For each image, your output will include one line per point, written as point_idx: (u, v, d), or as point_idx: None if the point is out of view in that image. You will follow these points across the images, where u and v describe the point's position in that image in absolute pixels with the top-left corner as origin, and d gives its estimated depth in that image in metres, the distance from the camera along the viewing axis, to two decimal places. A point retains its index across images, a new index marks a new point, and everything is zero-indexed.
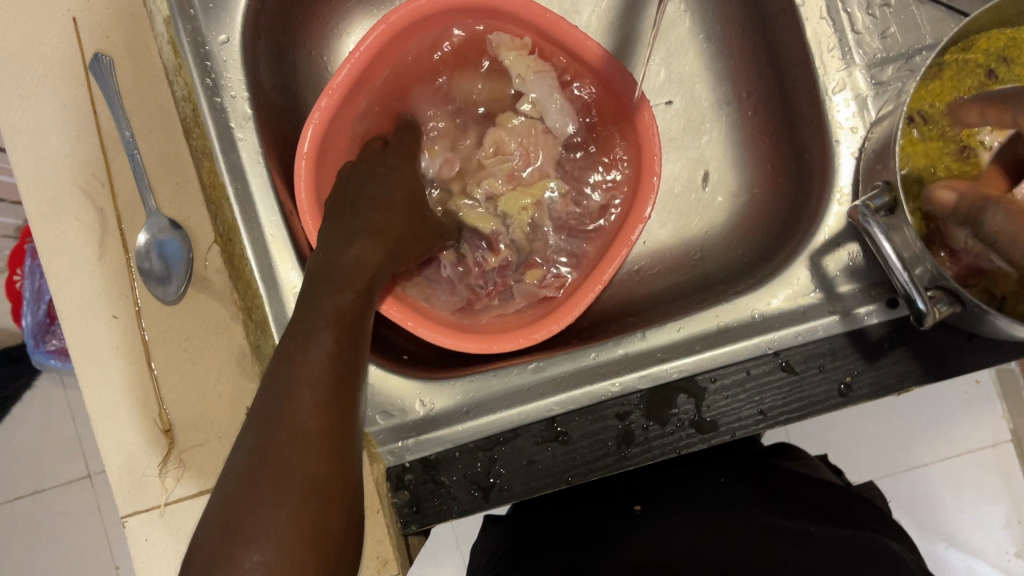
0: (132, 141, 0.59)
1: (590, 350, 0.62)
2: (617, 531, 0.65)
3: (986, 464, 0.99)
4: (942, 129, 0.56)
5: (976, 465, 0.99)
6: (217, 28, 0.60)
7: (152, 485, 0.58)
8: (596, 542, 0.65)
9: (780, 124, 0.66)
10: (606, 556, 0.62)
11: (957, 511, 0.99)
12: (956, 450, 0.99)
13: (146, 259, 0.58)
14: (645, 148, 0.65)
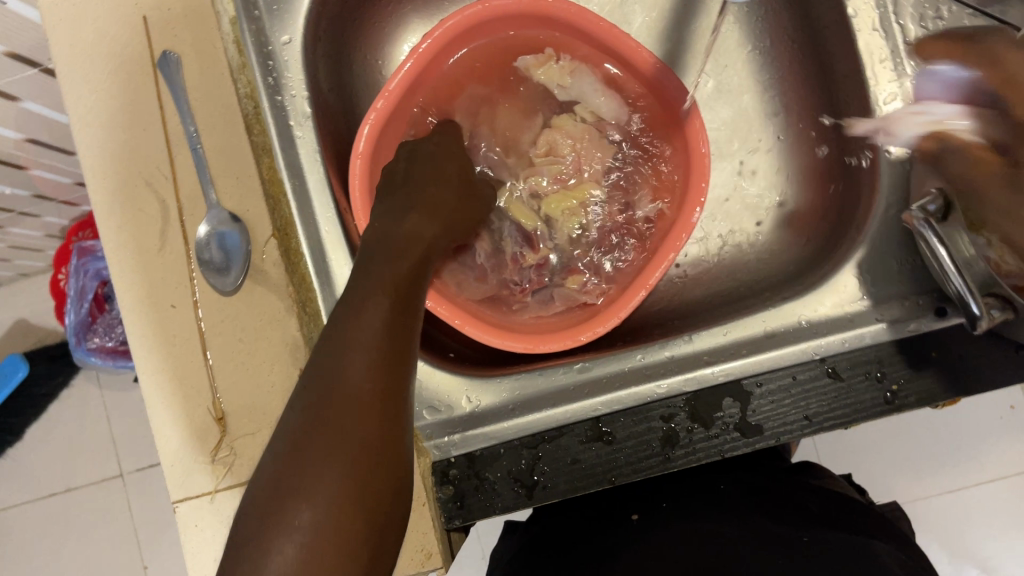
0: (195, 135, 0.61)
1: (636, 353, 0.62)
2: (618, 541, 0.68)
3: (997, 494, 1.07)
4: None
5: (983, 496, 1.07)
6: (281, 29, 0.63)
7: (206, 471, 0.60)
8: (595, 550, 0.67)
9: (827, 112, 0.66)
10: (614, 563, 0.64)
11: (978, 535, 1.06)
12: (958, 482, 1.07)
13: (205, 249, 0.60)
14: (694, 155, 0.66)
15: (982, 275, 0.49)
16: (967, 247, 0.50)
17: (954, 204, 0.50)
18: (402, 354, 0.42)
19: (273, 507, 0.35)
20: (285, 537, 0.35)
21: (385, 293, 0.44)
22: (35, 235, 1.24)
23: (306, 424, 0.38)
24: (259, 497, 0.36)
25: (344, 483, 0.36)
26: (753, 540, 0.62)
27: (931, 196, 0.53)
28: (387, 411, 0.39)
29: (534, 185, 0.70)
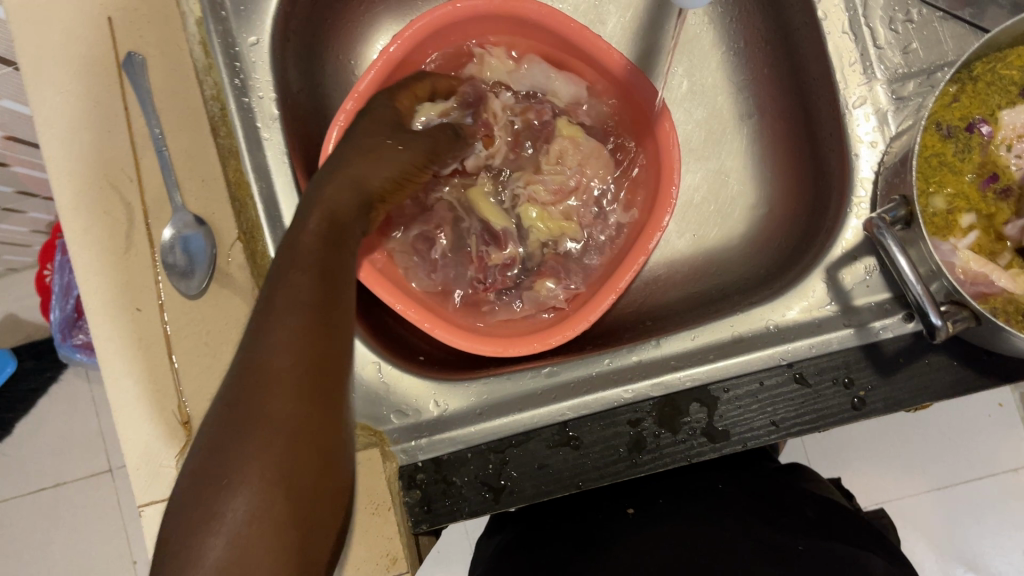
0: (160, 138, 0.61)
1: (604, 357, 0.62)
2: (612, 533, 0.70)
3: (982, 491, 1.06)
4: (974, 146, 0.55)
5: (969, 493, 1.06)
6: (247, 29, 0.62)
7: (171, 474, 0.60)
8: (587, 542, 0.69)
9: (797, 113, 0.66)
10: (606, 555, 0.66)
11: (965, 534, 1.05)
12: (944, 479, 1.07)
13: (170, 253, 0.60)
14: (665, 158, 0.65)
15: (947, 284, 0.49)
16: (929, 253, 0.50)
17: (916, 214, 0.50)
18: (316, 331, 0.44)
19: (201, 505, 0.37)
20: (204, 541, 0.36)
21: (304, 301, 0.44)
22: (19, 232, 1.23)
23: (218, 444, 0.39)
24: (185, 499, 0.38)
25: (262, 491, 0.37)
26: (743, 542, 0.64)
27: (893, 202, 0.51)
28: (311, 385, 0.41)
29: (534, 192, 0.68)
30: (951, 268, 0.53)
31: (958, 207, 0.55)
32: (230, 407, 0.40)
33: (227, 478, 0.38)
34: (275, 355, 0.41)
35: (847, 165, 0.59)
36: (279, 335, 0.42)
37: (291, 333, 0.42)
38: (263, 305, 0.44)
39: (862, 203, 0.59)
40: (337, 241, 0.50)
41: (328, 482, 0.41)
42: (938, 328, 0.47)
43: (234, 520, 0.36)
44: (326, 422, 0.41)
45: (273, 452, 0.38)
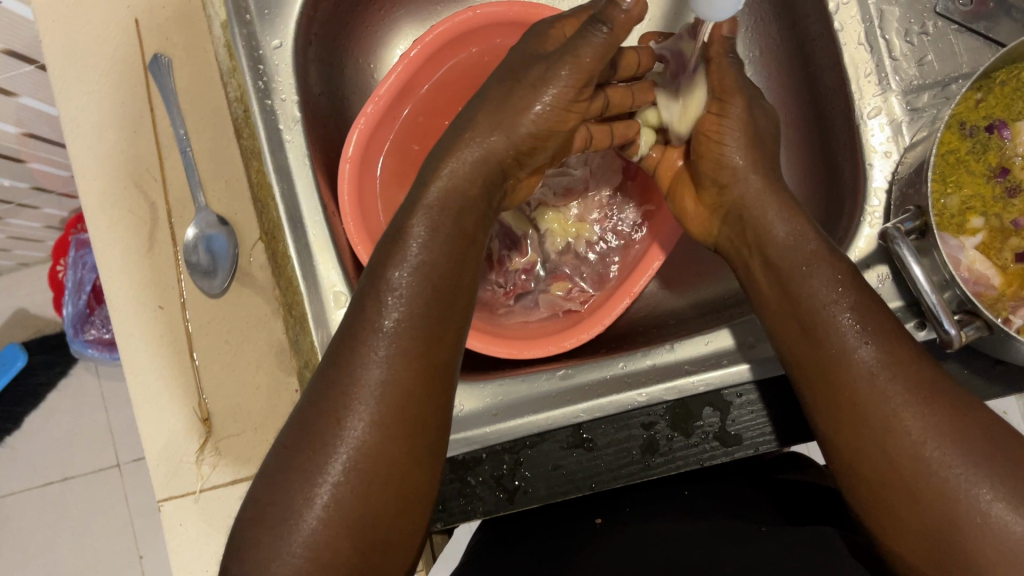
0: (185, 139, 0.62)
1: (618, 360, 0.63)
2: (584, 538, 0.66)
3: None
4: (994, 145, 0.55)
5: None
6: (271, 33, 0.61)
7: (190, 470, 0.61)
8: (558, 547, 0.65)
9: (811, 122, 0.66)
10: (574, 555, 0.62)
11: None
12: None
13: (193, 252, 0.62)
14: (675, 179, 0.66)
15: (958, 292, 0.50)
16: (942, 262, 0.50)
17: (930, 224, 0.51)
18: (418, 361, 0.46)
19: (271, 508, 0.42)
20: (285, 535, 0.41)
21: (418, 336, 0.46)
22: (34, 226, 1.24)
23: (303, 443, 0.44)
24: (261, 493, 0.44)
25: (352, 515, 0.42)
26: (704, 533, 0.61)
27: (908, 212, 0.52)
28: (415, 424, 0.45)
29: (541, 198, 0.71)
30: (957, 265, 0.54)
31: (973, 207, 0.55)
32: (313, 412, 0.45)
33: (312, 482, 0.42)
34: (363, 393, 0.44)
35: (860, 171, 0.60)
36: (370, 373, 0.44)
37: (383, 367, 0.45)
38: (361, 313, 0.47)
39: (875, 211, 0.59)
40: (449, 245, 0.49)
41: (404, 511, 0.44)
42: (953, 338, 0.47)
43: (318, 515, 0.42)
44: (408, 454, 0.44)
45: (361, 477, 0.43)
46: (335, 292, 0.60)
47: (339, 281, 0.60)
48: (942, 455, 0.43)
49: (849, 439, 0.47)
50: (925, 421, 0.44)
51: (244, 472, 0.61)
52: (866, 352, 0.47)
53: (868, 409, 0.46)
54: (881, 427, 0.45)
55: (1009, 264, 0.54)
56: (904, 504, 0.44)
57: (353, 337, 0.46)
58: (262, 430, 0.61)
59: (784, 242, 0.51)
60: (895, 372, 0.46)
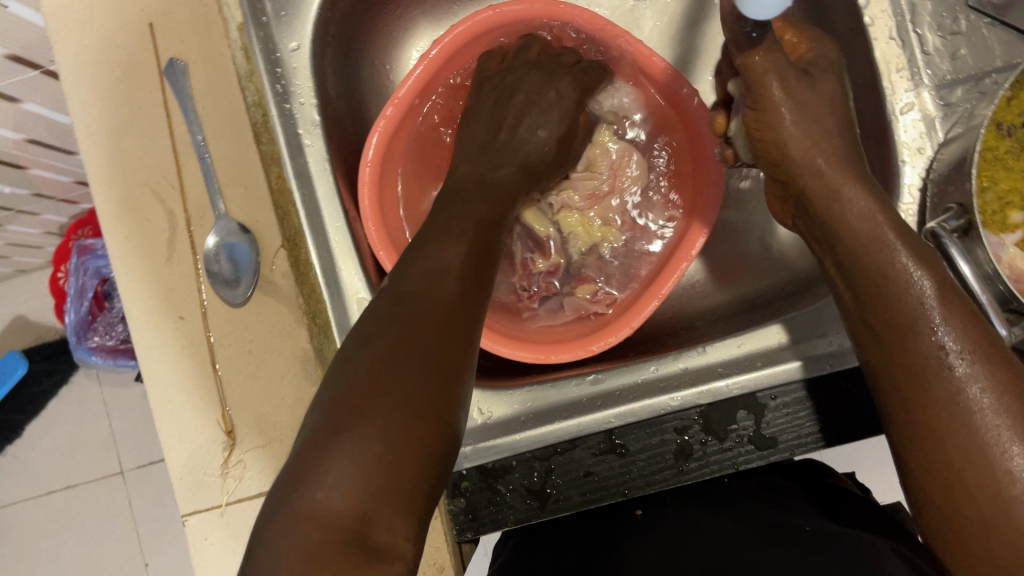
0: (203, 145, 0.61)
1: (649, 365, 0.63)
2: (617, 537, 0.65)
3: None
4: None
5: None
6: (289, 35, 0.60)
7: (216, 484, 0.60)
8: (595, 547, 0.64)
9: None
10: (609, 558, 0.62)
11: None
12: None
13: (214, 261, 0.60)
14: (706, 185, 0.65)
15: (1002, 290, 0.48)
16: (987, 259, 0.49)
17: (975, 221, 0.50)
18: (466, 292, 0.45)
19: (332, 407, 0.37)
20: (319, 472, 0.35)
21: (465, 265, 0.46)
22: (34, 232, 1.22)
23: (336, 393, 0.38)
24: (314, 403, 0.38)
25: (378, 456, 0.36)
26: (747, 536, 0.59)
27: (952, 211, 0.52)
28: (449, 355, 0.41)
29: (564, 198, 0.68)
30: (998, 262, 0.53)
31: (1011, 202, 0.54)
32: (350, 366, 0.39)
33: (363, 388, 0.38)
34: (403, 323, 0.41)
35: (892, 166, 0.59)
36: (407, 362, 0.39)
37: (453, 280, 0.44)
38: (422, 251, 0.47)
39: (908, 208, 0.58)
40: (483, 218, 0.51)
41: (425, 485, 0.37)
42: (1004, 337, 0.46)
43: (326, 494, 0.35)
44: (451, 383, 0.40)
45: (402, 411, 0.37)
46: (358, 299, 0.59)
47: (363, 287, 0.59)
48: (1015, 446, 0.39)
49: (924, 457, 0.42)
50: (999, 406, 0.40)
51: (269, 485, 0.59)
52: (964, 372, 0.41)
53: (955, 438, 0.40)
54: (969, 458, 0.40)
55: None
56: (964, 497, 0.40)
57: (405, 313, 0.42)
58: (288, 442, 0.60)
59: (884, 249, 0.45)
60: (974, 357, 0.41)
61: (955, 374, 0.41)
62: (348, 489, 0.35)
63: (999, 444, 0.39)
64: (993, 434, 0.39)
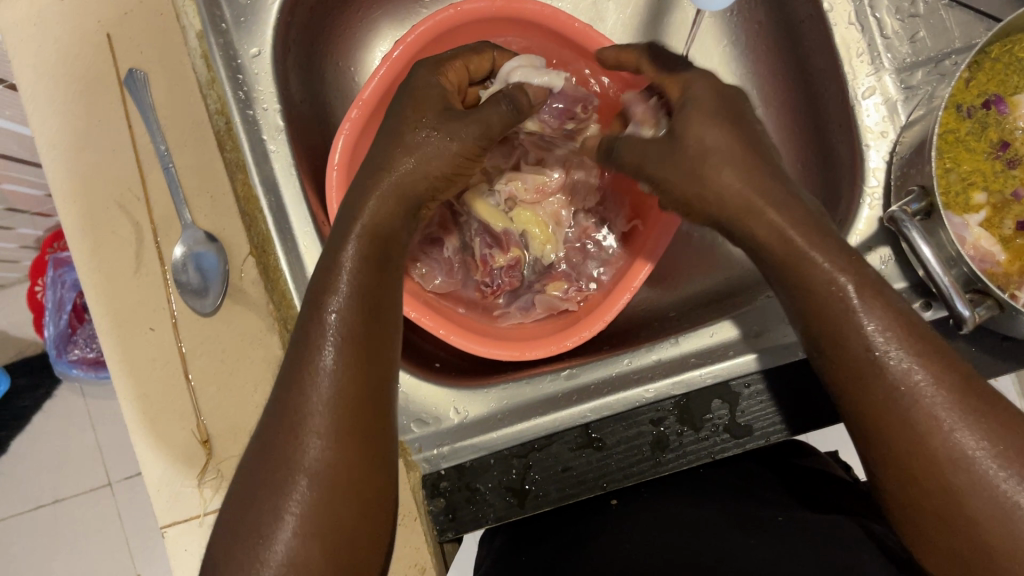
0: (166, 155, 0.60)
1: (623, 358, 0.63)
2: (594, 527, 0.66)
3: None
4: (995, 122, 0.54)
5: None
6: (248, 41, 0.59)
7: (193, 495, 0.59)
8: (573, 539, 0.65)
9: (801, 104, 0.66)
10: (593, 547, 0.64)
11: None
12: None
13: (182, 272, 0.59)
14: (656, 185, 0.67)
15: (966, 270, 0.49)
16: (949, 240, 0.49)
17: (937, 204, 0.50)
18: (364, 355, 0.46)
19: (253, 497, 0.43)
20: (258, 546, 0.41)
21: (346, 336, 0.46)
22: (8, 248, 1.22)
23: (252, 494, 0.43)
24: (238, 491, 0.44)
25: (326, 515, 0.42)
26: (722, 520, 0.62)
27: (912, 194, 0.52)
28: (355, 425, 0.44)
29: (514, 188, 0.67)
30: (963, 244, 0.53)
31: (974, 183, 0.54)
32: (258, 468, 0.44)
33: (295, 465, 0.43)
34: (316, 378, 0.44)
35: (857, 150, 0.59)
36: (309, 453, 0.43)
37: (336, 348, 0.45)
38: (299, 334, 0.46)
39: (875, 192, 0.59)
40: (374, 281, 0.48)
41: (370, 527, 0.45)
42: (965, 319, 0.46)
43: (285, 547, 0.41)
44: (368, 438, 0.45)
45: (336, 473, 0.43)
46: None
47: None
48: (969, 440, 0.42)
49: (881, 450, 0.45)
50: (947, 402, 0.43)
51: None
52: (906, 366, 0.44)
53: (906, 432, 0.43)
54: (932, 456, 0.42)
55: (1012, 236, 0.54)
56: (920, 488, 0.43)
57: (291, 422, 0.44)
58: None
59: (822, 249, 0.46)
60: (916, 356, 0.44)
61: (898, 378, 0.43)
62: (301, 544, 0.41)
63: (948, 433, 0.42)
64: (946, 431, 0.42)
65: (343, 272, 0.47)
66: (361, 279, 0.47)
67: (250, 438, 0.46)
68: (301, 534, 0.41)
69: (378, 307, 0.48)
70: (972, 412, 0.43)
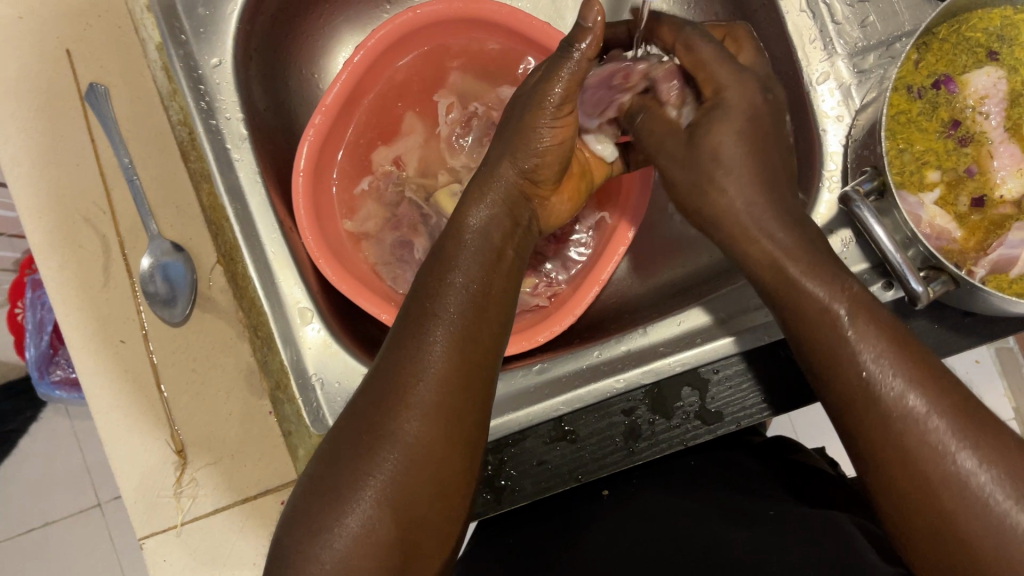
0: (131, 167, 0.61)
1: (593, 350, 0.64)
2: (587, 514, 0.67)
3: None
4: (944, 101, 0.55)
5: None
6: (209, 51, 0.60)
7: (168, 505, 0.59)
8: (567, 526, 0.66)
9: None
10: (582, 535, 0.64)
11: None
12: None
13: (150, 283, 0.59)
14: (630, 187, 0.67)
15: (922, 249, 0.50)
16: (904, 222, 0.50)
17: (889, 183, 0.50)
18: (477, 338, 0.47)
19: (341, 461, 0.44)
20: (340, 509, 0.42)
21: (459, 317, 0.47)
22: None
23: (341, 460, 0.44)
24: (325, 458, 0.44)
25: (408, 491, 0.43)
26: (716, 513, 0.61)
27: (866, 174, 0.52)
28: (458, 410, 0.45)
29: None
30: (919, 222, 0.54)
31: (926, 162, 0.55)
32: (354, 433, 0.44)
33: (386, 432, 0.44)
34: (430, 353, 0.46)
35: (814, 134, 0.60)
36: (406, 425, 0.44)
37: (451, 325, 0.46)
38: (412, 308, 0.48)
39: (833, 176, 0.60)
40: (488, 258, 0.49)
41: (439, 515, 0.44)
42: (919, 294, 0.47)
43: (363, 510, 0.42)
44: (464, 419, 0.46)
45: (423, 452, 0.44)
46: (300, 306, 0.60)
47: (303, 295, 0.60)
48: (970, 459, 0.40)
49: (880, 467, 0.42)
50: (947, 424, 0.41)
51: (225, 501, 0.60)
52: (896, 383, 0.42)
53: (905, 454, 0.41)
54: (909, 449, 0.41)
55: (967, 212, 0.55)
56: (917, 511, 0.41)
57: (391, 397, 0.45)
58: (238, 456, 0.60)
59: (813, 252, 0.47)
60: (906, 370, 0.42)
61: (872, 377, 0.43)
62: (379, 512, 0.42)
63: (945, 452, 0.40)
64: (947, 454, 0.40)
65: (465, 260, 0.49)
66: (474, 275, 0.48)
67: (351, 406, 0.47)
68: (379, 505, 0.42)
69: (489, 300, 0.48)
70: (954, 412, 0.41)
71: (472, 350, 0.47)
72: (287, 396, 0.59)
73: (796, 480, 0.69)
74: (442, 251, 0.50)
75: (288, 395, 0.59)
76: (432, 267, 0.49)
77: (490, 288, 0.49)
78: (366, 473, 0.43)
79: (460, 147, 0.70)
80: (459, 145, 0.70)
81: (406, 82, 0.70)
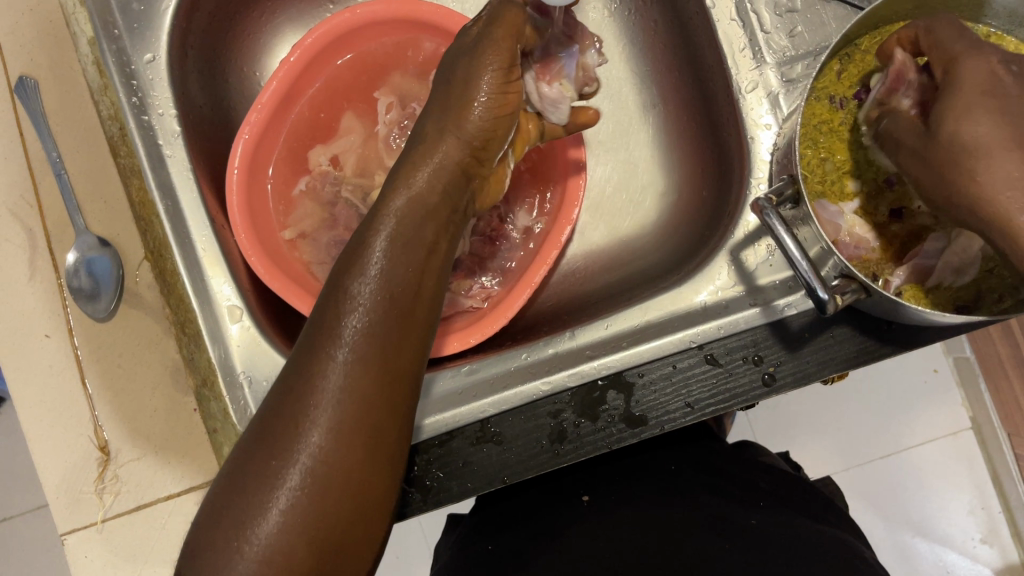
0: (58, 161, 0.62)
1: (521, 351, 0.62)
2: (561, 521, 0.67)
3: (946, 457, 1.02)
4: None
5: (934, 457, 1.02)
6: (142, 47, 0.59)
7: (90, 501, 0.61)
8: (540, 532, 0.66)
9: (697, 102, 0.68)
10: (554, 543, 0.63)
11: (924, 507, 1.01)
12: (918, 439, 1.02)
13: (76, 277, 0.61)
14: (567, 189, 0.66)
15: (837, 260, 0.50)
16: (816, 228, 0.51)
17: (802, 193, 0.51)
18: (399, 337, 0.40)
19: (242, 477, 0.38)
20: (242, 532, 0.37)
21: (380, 308, 0.40)
22: None
23: (240, 481, 0.38)
24: (228, 472, 0.39)
25: (320, 516, 0.37)
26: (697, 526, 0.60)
27: (781, 182, 0.53)
28: (377, 423, 0.39)
29: None
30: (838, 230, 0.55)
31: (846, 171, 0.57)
32: (272, 417, 0.39)
33: (290, 448, 0.38)
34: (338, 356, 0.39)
35: (744, 139, 0.61)
36: (313, 439, 0.38)
37: (365, 320, 0.40)
38: (327, 297, 0.41)
39: (761, 184, 0.60)
40: (410, 241, 0.42)
41: (360, 539, 0.39)
42: (827, 302, 0.48)
43: (267, 535, 0.37)
44: (380, 434, 0.39)
45: (337, 472, 0.38)
46: (229, 303, 0.59)
47: (232, 294, 0.59)
48: None
49: None
50: None
51: (146, 498, 0.62)
52: None
53: None
54: None
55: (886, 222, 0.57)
56: None
57: (295, 407, 0.38)
58: (162, 453, 0.62)
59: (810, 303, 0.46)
60: None
61: None
62: (287, 538, 0.37)
63: None
64: None
65: (401, 206, 0.42)
66: (411, 232, 0.42)
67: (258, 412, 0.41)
68: (304, 495, 0.37)
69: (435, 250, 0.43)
70: None
71: (393, 350, 0.40)
72: (215, 394, 0.59)
73: (723, 480, 0.69)
74: (376, 205, 0.43)
75: (215, 392, 0.59)
76: (350, 251, 0.42)
77: (419, 275, 0.42)
78: (269, 494, 0.37)
79: (397, 147, 0.69)
80: (396, 144, 0.70)
81: (349, 80, 0.70)
